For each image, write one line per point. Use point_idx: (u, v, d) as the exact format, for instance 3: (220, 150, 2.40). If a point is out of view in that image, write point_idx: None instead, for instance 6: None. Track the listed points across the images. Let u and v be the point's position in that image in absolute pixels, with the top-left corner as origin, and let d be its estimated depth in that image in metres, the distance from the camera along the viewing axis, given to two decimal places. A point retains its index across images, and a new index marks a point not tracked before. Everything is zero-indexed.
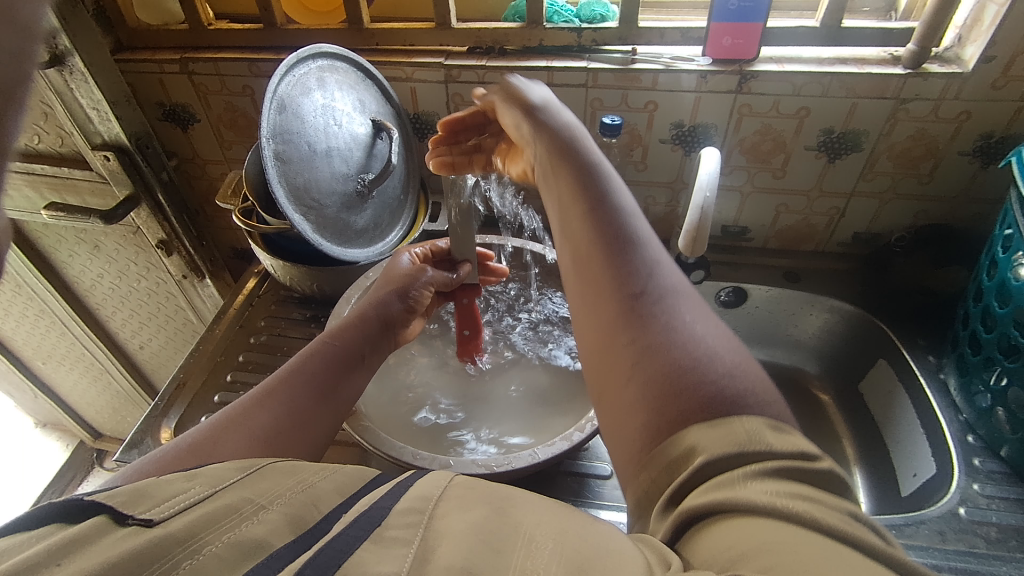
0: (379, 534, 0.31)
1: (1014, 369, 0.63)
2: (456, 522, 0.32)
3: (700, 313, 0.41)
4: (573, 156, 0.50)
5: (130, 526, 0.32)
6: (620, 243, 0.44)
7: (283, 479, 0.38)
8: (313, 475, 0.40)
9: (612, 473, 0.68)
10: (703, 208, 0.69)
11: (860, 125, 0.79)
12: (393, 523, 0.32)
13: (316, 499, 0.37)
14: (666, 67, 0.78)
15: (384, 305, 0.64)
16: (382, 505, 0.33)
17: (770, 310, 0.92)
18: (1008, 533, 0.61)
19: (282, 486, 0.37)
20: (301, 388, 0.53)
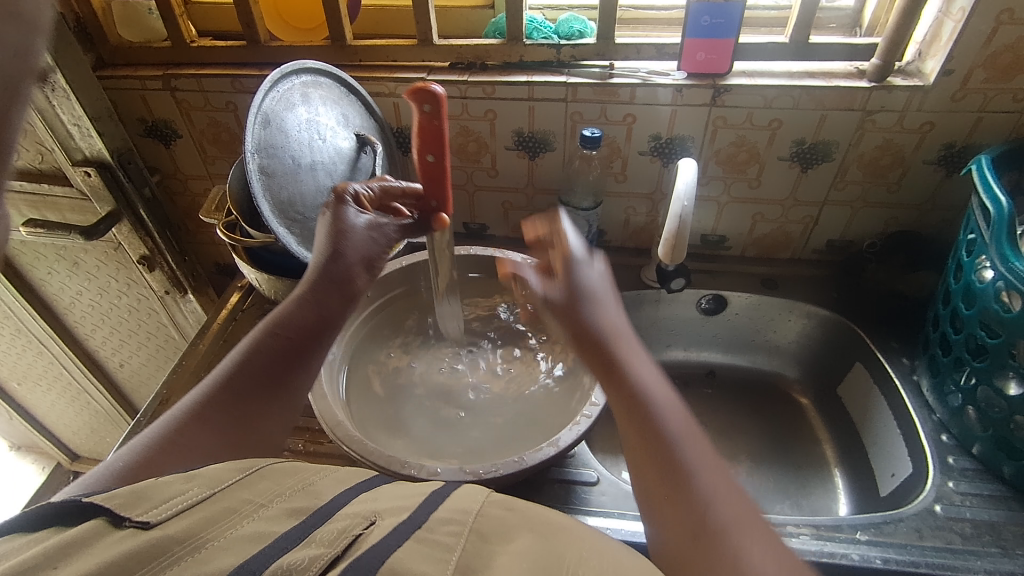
0: (422, 534, 0.36)
1: (981, 369, 0.65)
2: (493, 549, 0.37)
3: (768, 547, 0.37)
4: (598, 339, 0.51)
5: (127, 528, 0.34)
6: (669, 465, 0.42)
7: (283, 479, 0.42)
8: (313, 476, 0.43)
9: (598, 480, 0.68)
10: (681, 216, 0.71)
11: (829, 136, 0.82)
12: (436, 530, 0.37)
13: (309, 500, 0.40)
14: (643, 81, 0.80)
15: (332, 256, 0.57)
16: (420, 514, 0.38)
17: (751, 316, 0.94)
18: (981, 529, 0.63)
19: (282, 486, 0.41)
20: (244, 384, 0.53)
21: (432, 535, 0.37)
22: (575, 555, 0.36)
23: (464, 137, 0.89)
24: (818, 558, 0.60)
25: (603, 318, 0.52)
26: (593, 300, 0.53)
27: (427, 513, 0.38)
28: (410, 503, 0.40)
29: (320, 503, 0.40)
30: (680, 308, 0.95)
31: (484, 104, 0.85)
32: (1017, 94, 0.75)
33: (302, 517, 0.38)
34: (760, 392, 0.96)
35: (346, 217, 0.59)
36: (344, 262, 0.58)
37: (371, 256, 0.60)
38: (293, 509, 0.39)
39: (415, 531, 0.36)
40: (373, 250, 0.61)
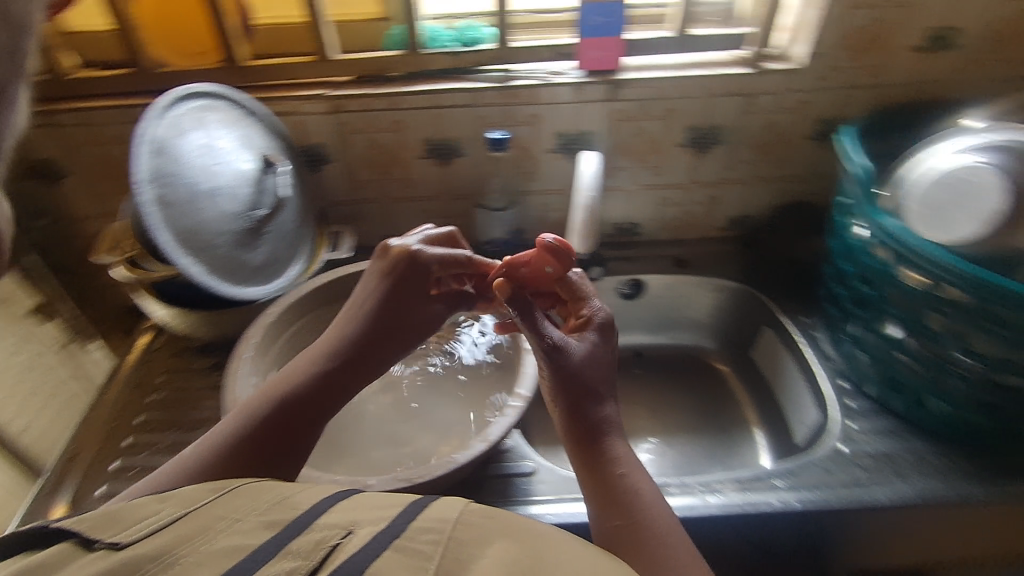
0: (398, 543, 0.36)
1: (865, 318, 0.72)
2: (473, 553, 0.37)
3: None
4: (591, 420, 0.54)
5: (98, 549, 0.36)
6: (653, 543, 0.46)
7: (257, 494, 0.42)
8: (292, 490, 0.43)
9: (535, 469, 0.71)
10: (590, 205, 0.71)
11: (719, 121, 0.88)
12: (414, 538, 0.37)
13: (284, 511, 0.39)
14: (543, 82, 0.83)
15: (398, 306, 0.62)
16: (398, 523, 0.38)
17: (668, 297, 1.00)
18: (880, 460, 0.70)
19: (255, 501, 0.41)
20: (276, 410, 0.53)
21: (411, 543, 0.36)
22: (555, 558, 0.38)
23: (374, 150, 0.89)
24: (744, 507, 0.65)
25: (603, 399, 0.55)
26: (599, 376, 0.56)
27: (406, 521, 0.38)
28: (388, 511, 0.40)
29: (297, 513, 0.39)
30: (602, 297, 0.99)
31: (390, 115, 0.85)
32: (874, 70, 0.83)
33: (277, 527, 0.38)
34: (685, 367, 1.01)
35: (415, 268, 0.63)
36: (404, 316, 0.62)
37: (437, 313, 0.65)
38: (268, 521, 0.38)
39: (393, 541, 0.36)
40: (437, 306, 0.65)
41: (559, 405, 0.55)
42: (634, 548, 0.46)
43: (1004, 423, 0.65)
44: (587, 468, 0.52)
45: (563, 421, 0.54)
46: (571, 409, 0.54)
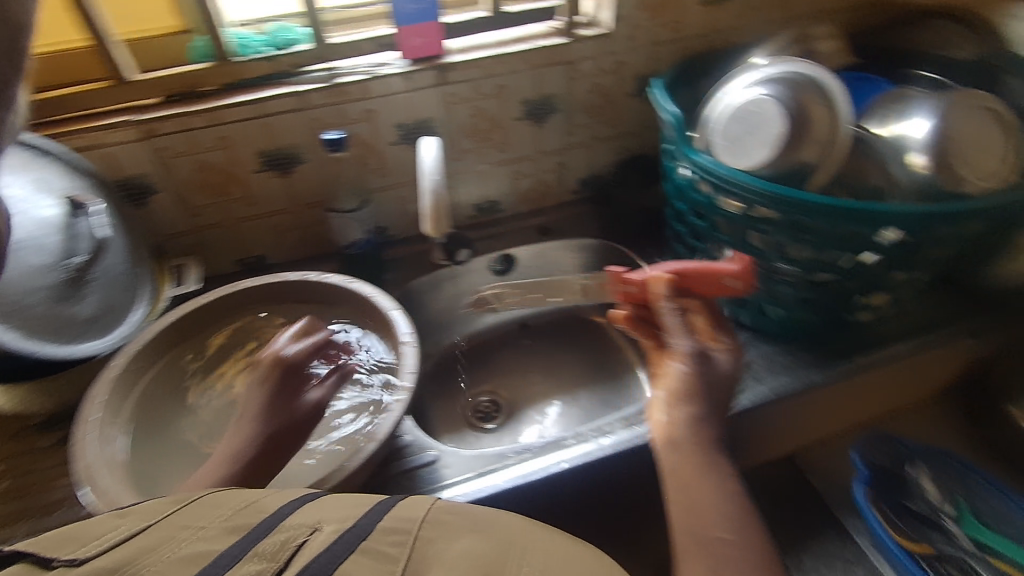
0: (365, 545, 0.38)
1: (704, 247, 0.80)
2: (439, 545, 0.41)
3: None
4: (707, 437, 0.53)
5: (57, 567, 0.34)
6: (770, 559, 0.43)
7: (216, 508, 0.42)
8: (258, 496, 0.44)
9: (438, 456, 0.73)
10: (435, 190, 0.70)
11: (549, 91, 0.92)
12: (380, 540, 0.39)
13: (251, 516, 0.40)
14: (370, 75, 0.82)
15: (272, 406, 0.57)
16: (366, 523, 0.40)
17: (539, 264, 1.02)
18: (739, 368, 0.78)
19: (221, 511, 0.41)
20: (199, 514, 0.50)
21: (376, 544, 0.39)
22: (523, 547, 0.42)
23: (204, 171, 0.83)
24: (633, 443, 0.71)
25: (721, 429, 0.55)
26: (720, 400, 0.56)
27: (373, 522, 0.41)
28: (354, 512, 0.43)
29: (264, 516, 0.40)
30: (476, 277, 1.01)
31: (213, 132, 0.80)
32: (673, 26, 0.91)
33: (241, 531, 0.38)
34: (567, 328, 1.07)
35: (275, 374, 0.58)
36: (287, 413, 0.57)
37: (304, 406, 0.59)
38: (232, 526, 0.39)
39: (360, 541, 0.38)
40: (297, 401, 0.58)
41: (684, 409, 0.55)
42: (736, 563, 0.43)
43: (826, 314, 0.75)
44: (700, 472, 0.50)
45: (690, 428, 0.53)
46: (692, 414, 0.54)
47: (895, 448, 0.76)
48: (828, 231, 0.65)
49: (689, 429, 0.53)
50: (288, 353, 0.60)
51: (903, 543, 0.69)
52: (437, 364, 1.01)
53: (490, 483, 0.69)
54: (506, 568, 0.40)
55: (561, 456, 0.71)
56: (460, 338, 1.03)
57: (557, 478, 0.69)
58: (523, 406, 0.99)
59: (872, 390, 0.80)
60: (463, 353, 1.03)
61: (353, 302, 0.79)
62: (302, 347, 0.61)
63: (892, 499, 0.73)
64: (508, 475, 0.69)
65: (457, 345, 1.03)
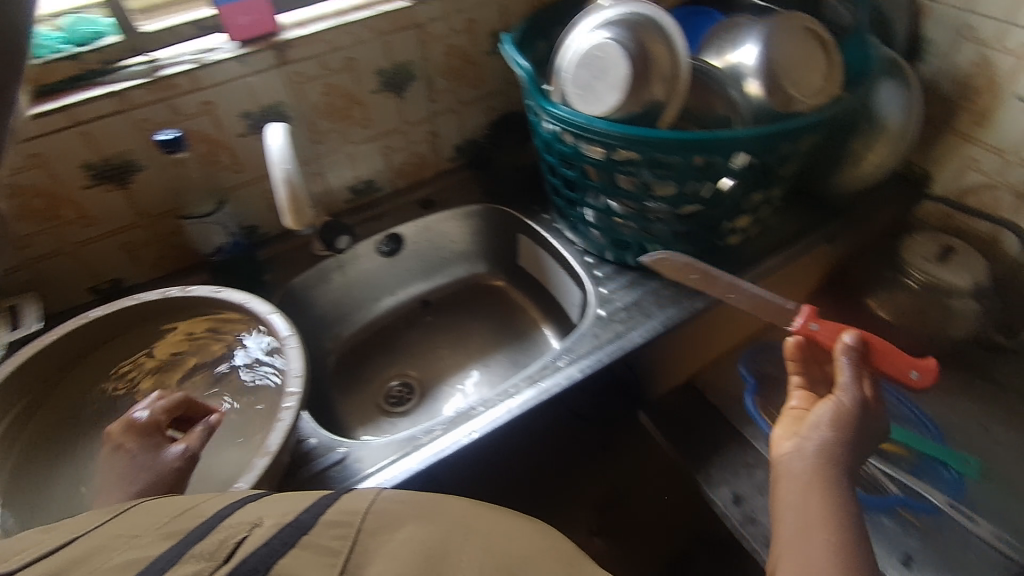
0: (306, 539, 0.38)
1: (580, 197, 0.81)
2: (383, 535, 0.41)
3: None
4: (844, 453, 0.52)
5: None
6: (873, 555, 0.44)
7: (157, 513, 0.41)
8: (200, 503, 0.43)
9: (348, 450, 0.71)
10: (289, 180, 0.65)
11: (402, 59, 0.88)
12: (320, 535, 0.40)
13: (188, 520, 0.40)
14: (197, 63, 0.74)
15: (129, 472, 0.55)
16: (307, 519, 0.41)
17: (427, 239, 1.01)
18: (629, 309, 0.81)
19: (160, 517, 0.40)
20: None
21: (319, 539, 0.39)
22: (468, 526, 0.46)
23: (21, 196, 0.73)
24: (539, 400, 0.72)
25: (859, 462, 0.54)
26: (852, 434, 0.53)
27: (316, 516, 0.41)
28: (296, 506, 0.43)
29: (199, 520, 0.40)
30: (365, 262, 0.98)
31: (20, 150, 0.70)
32: None
33: (178, 534, 0.38)
34: (469, 298, 1.06)
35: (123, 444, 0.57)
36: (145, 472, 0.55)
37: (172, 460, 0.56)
38: (169, 531, 0.39)
39: (302, 535, 0.39)
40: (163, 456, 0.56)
41: (820, 435, 0.53)
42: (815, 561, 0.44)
43: (699, 242, 0.79)
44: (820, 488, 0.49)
45: (817, 448, 0.52)
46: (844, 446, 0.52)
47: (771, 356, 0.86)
48: (685, 165, 0.67)
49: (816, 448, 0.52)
50: (139, 417, 0.60)
51: None
52: (340, 358, 0.98)
53: (403, 468, 0.68)
54: (450, 549, 0.42)
55: (471, 426, 0.71)
56: (359, 327, 1.01)
57: (469, 449, 0.69)
58: (436, 383, 0.97)
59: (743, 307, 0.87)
60: (365, 341, 1.01)
61: (226, 312, 0.73)
62: (154, 410, 0.60)
63: (777, 402, 0.80)
64: (421, 457, 0.69)
65: (358, 335, 1.01)
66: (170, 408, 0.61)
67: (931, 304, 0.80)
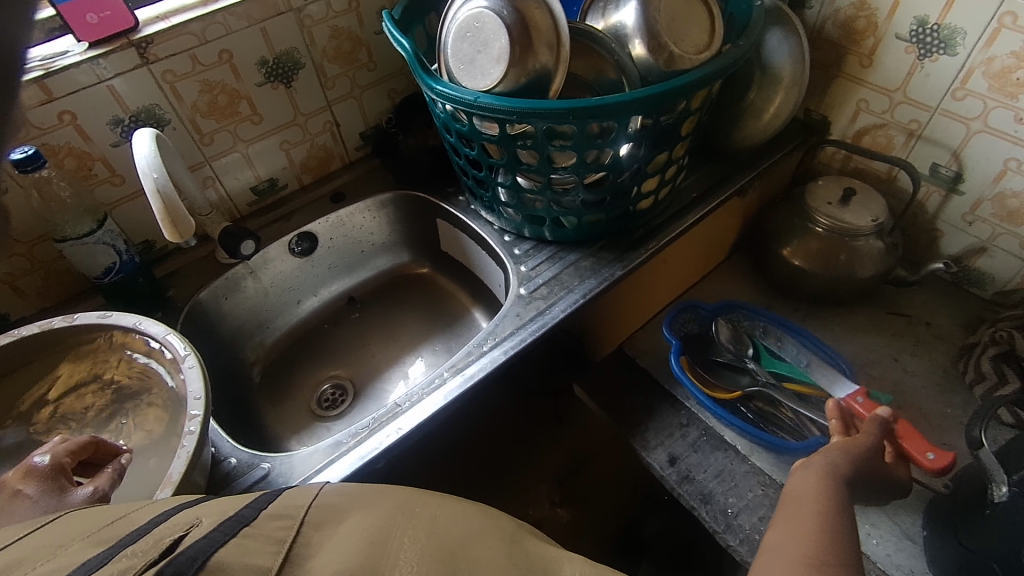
0: (248, 530, 0.36)
1: (487, 176, 0.77)
2: (325, 529, 0.40)
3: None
4: (853, 477, 0.57)
5: None
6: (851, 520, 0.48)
7: (88, 521, 0.36)
8: (129, 511, 0.38)
9: (269, 467, 0.64)
10: (161, 190, 0.60)
11: (284, 46, 0.83)
12: (264, 526, 0.38)
13: (117, 529, 0.35)
14: (46, 70, 0.68)
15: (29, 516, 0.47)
16: (247, 513, 0.39)
17: (342, 233, 0.97)
18: (551, 284, 0.78)
19: (91, 526, 0.35)
20: None
21: (262, 529, 0.37)
22: (422, 511, 0.45)
23: None
24: (465, 388, 0.68)
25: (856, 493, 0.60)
26: (858, 469, 0.58)
27: (255, 510, 0.40)
28: (233, 506, 0.40)
29: (130, 528, 0.35)
30: (278, 265, 0.92)
31: None
32: None
33: (110, 539, 0.33)
34: (395, 288, 1.03)
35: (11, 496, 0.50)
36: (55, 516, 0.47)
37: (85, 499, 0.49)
38: (97, 540, 0.33)
39: (242, 527, 0.37)
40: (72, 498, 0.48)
41: (831, 455, 0.58)
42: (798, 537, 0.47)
43: (611, 211, 0.77)
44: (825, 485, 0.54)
45: (825, 462, 0.57)
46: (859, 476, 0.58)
47: (696, 316, 0.87)
48: (581, 133, 0.65)
49: (835, 458, 0.58)
50: (38, 460, 0.50)
51: (713, 395, 0.77)
52: (266, 367, 0.93)
53: (330, 476, 0.62)
54: (396, 532, 0.41)
55: (399, 423, 0.65)
56: (282, 333, 0.96)
57: (397, 447, 0.65)
58: (372, 381, 0.94)
59: (664, 268, 0.87)
60: (291, 347, 0.96)
61: (115, 338, 0.67)
62: (54, 454, 0.51)
63: (702, 358, 0.82)
64: (347, 462, 0.63)
65: (282, 341, 0.96)
66: (78, 449, 0.53)
67: (839, 246, 0.81)
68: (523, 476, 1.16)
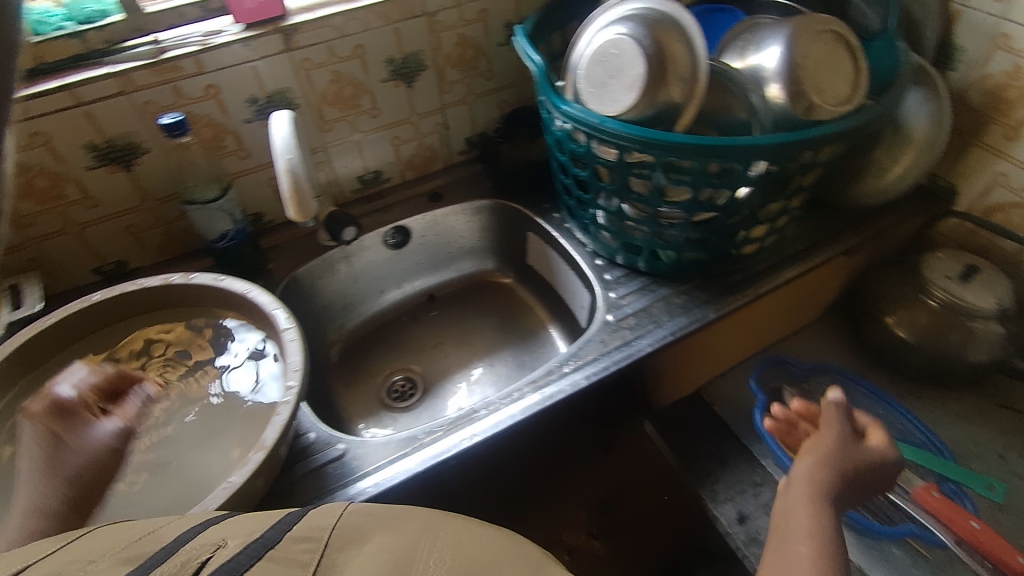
0: (273, 553, 0.36)
1: (592, 199, 0.77)
2: (349, 552, 0.39)
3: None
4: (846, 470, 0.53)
5: None
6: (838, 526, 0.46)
7: (114, 537, 0.37)
8: (155, 525, 0.39)
9: (344, 449, 0.66)
10: (293, 171, 0.63)
11: (413, 48, 0.86)
12: (289, 549, 0.37)
13: (146, 546, 0.36)
14: (203, 46, 0.73)
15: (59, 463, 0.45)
16: (271, 534, 0.38)
17: (435, 234, 0.99)
18: (640, 316, 0.77)
19: (113, 543, 0.36)
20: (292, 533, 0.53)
21: (287, 553, 0.37)
22: (447, 532, 0.44)
23: (25, 175, 0.72)
24: (542, 407, 0.67)
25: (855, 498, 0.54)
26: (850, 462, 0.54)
27: (281, 532, 0.39)
28: (259, 525, 0.40)
29: (159, 546, 0.35)
30: (371, 254, 0.96)
31: (24, 127, 0.69)
32: None
33: (138, 560, 0.34)
34: (473, 294, 1.04)
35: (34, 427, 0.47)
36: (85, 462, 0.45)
37: (114, 440, 0.47)
38: (128, 556, 0.34)
39: (267, 550, 0.36)
40: (99, 438, 0.47)
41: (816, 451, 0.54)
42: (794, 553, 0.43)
43: (713, 250, 0.75)
44: (807, 493, 0.49)
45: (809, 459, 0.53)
46: (815, 466, 0.52)
47: (782, 372, 0.85)
48: (700, 169, 0.64)
49: (818, 460, 0.53)
50: (63, 395, 0.48)
51: None
52: (343, 349, 0.96)
53: (402, 469, 0.63)
54: (418, 558, 0.40)
55: (473, 429, 0.66)
56: (364, 319, 0.99)
57: (471, 452, 0.65)
58: (440, 380, 0.95)
59: (756, 318, 0.84)
60: (370, 334, 0.99)
61: (221, 301, 0.71)
62: (79, 387, 0.49)
63: None
64: (420, 459, 0.64)
65: (362, 327, 0.99)
66: (110, 393, 0.51)
67: (951, 324, 0.76)
68: (568, 500, 1.15)
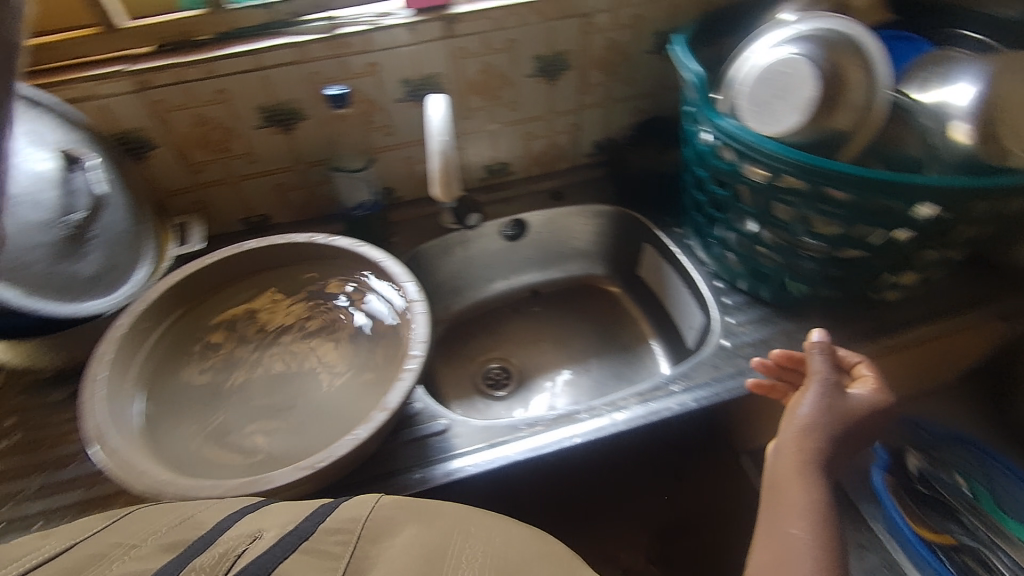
0: (306, 545, 0.39)
1: (727, 219, 0.74)
2: (382, 543, 0.41)
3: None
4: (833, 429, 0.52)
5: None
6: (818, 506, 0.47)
7: (156, 519, 0.42)
8: (195, 511, 0.43)
9: (448, 425, 0.68)
10: (444, 153, 0.66)
11: (562, 47, 0.87)
12: (322, 540, 0.40)
13: (186, 532, 0.40)
14: (374, 25, 0.78)
15: None
16: (307, 525, 0.41)
17: (551, 231, 1.00)
18: (758, 347, 0.73)
19: (156, 525, 0.41)
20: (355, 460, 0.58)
21: (319, 545, 0.40)
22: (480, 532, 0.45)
23: (203, 127, 0.80)
24: (645, 420, 0.66)
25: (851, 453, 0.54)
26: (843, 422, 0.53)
27: (315, 524, 0.41)
28: (296, 516, 0.43)
29: (199, 533, 0.40)
30: (488, 242, 0.98)
31: (211, 84, 0.77)
32: None
33: (178, 548, 0.37)
34: (577, 296, 1.04)
35: None
36: None
37: None
38: (167, 544, 0.38)
39: (301, 543, 0.39)
40: None
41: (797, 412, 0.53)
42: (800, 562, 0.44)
43: (852, 290, 0.70)
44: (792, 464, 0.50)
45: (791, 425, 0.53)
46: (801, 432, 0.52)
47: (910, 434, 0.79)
48: (858, 204, 0.60)
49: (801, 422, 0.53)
50: None
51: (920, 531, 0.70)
52: (447, 328, 0.99)
53: (501, 455, 0.65)
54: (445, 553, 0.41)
55: (573, 430, 0.66)
56: (470, 303, 1.02)
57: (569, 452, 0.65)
58: (535, 375, 0.96)
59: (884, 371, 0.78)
60: (474, 318, 1.01)
61: (355, 266, 0.75)
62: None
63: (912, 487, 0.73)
64: (520, 448, 0.65)
65: (467, 310, 1.01)
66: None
67: None
68: None
